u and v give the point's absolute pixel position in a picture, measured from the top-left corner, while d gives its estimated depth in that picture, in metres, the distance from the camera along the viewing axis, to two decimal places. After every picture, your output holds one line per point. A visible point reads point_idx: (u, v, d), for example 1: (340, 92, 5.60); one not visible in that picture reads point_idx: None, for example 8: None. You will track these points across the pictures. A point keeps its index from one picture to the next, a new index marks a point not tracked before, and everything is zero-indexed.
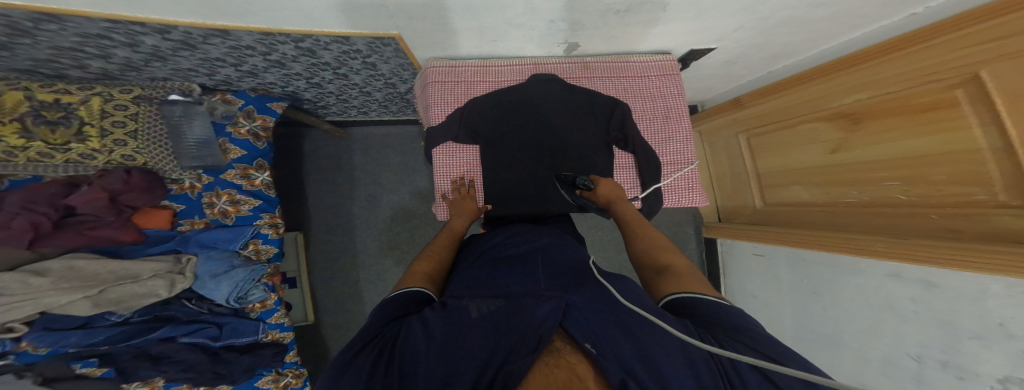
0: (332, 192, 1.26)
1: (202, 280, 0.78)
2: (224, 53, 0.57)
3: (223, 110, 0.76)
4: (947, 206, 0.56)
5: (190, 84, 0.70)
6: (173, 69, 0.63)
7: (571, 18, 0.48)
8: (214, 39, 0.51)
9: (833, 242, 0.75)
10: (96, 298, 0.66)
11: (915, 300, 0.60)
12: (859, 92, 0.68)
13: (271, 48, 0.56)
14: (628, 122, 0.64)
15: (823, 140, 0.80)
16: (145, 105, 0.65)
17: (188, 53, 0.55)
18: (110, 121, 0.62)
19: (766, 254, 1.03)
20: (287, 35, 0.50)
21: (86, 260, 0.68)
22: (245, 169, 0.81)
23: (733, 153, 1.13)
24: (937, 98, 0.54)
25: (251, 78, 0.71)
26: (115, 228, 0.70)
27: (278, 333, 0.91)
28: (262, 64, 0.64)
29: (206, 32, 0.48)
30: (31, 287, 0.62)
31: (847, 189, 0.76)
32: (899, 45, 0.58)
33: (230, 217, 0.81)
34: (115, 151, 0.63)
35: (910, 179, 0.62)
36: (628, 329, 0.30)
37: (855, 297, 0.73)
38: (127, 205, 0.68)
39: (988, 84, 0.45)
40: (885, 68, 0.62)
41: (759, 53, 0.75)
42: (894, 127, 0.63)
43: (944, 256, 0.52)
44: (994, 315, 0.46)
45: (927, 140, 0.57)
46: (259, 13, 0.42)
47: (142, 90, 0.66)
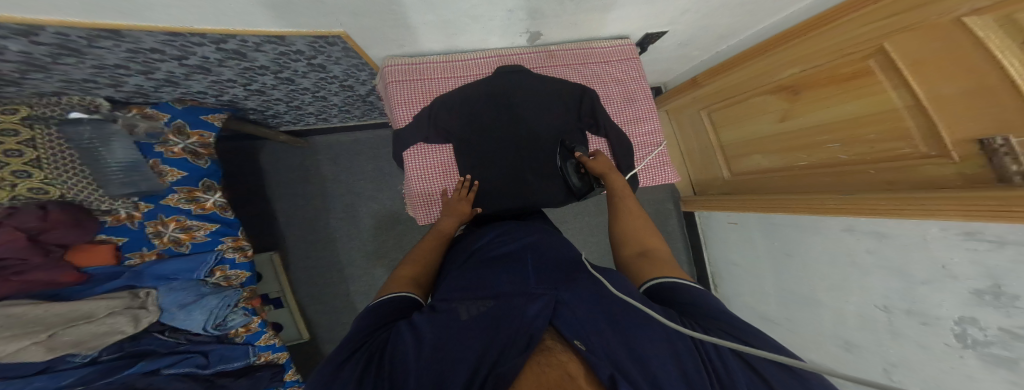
0: (303, 206, 1.18)
1: (170, 312, 0.72)
2: (125, 58, 0.49)
3: (145, 127, 0.68)
4: (880, 162, 0.62)
5: (93, 98, 0.62)
6: (63, 80, 0.54)
7: (527, 7, 0.48)
8: (105, 42, 0.44)
9: (794, 204, 0.81)
10: (49, 342, 0.58)
11: (871, 251, 0.67)
12: (793, 67, 0.73)
13: (185, 51, 0.50)
14: (598, 110, 0.66)
15: (772, 111, 0.84)
16: (40, 128, 0.55)
17: (75, 59, 0.47)
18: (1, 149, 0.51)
19: (739, 222, 1.10)
20: (202, 35, 0.45)
21: (21, 306, 0.57)
22: (190, 191, 0.74)
23: (698, 129, 1.18)
24: (853, 69, 0.60)
25: (171, 87, 0.64)
26: (49, 270, 0.59)
27: (270, 355, 0.88)
28: (180, 71, 0.57)
29: (90, 33, 0.40)
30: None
31: (798, 153, 0.82)
32: (816, 24, 0.63)
33: (186, 245, 0.74)
34: (19, 184, 0.54)
35: (848, 140, 0.68)
36: (617, 323, 0.31)
37: (821, 254, 0.80)
38: (54, 244, 0.58)
39: (893, 55, 0.51)
40: (808, 45, 0.67)
41: (708, 34, 0.78)
42: (827, 96, 0.68)
43: (890, 206, 0.57)
44: (939, 259, 0.54)
45: (857, 104, 0.62)
46: (159, 10, 0.36)
47: (30, 108, 0.55)
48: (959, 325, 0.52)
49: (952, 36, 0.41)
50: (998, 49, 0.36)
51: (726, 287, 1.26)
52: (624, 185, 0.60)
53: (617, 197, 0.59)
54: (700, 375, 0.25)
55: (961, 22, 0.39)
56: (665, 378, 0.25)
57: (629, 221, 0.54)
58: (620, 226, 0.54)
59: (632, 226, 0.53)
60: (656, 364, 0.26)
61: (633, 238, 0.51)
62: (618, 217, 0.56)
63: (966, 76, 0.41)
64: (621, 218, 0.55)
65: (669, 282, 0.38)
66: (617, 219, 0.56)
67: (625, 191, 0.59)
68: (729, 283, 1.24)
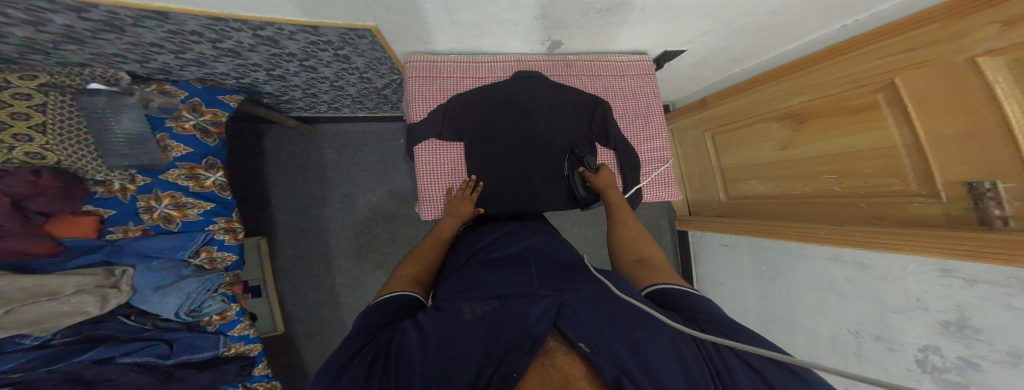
0: (301, 193, 1.17)
1: (144, 293, 0.69)
2: (162, 38, 0.50)
3: (161, 102, 0.68)
4: (871, 196, 0.65)
5: (115, 71, 0.63)
6: (94, 53, 0.54)
7: (553, 16, 0.49)
8: (148, 22, 0.44)
9: (785, 231, 0.84)
10: (3, 320, 0.53)
11: (851, 280, 0.69)
12: (801, 95, 0.76)
13: (222, 35, 0.51)
14: (610, 121, 0.67)
15: (775, 138, 0.87)
16: (54, 95, 0.56)
17: (114, 36, 0.47)
18: (10, 111, 0.52)
19: (731, 244, 1.12)
20: (242, 22, 0.46)
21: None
22: (191, 168, 0.73)
23: (700, 150, 1.21)
24: (860, 102, 0.63)
25: (196, 67, 0.64)
26: (22, 238, 0.55)
27: (242, 347, 0.85)
28: (211, 53, 0.57)
29: (137, 13, 0.41)
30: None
31: (794, 182, 0.84)
32: (836, 53, 0.66)
33: (175, 223, 0.72)
34: (16, 148, 0.53)
35: (844, 172, 0.70)
36: (617, 323, 0.31)
37: (806, 280, 0.81)
38: (36, 212, 0.56)
39: (902, 89, 0.54)
40: (823, 74, 0.69)
41: (724, 56, 0.81)
42: (830, 127, 0.71)
43: (877, 239, 0.59)
44: (914, 292, 0.56)
45: (859, 138, 0.65)
46: None
47: (48, 77, 0.57)
48: (922, 351, 0.54)
49: (965, 80, 0.44)
50: (1007, 100, 0.39)
51: None
52: (623, 201, 0.61)
53: (615, 211, 0.60)
54: (703, 376, 0.26)
55: (975, 61, 0.42)
56: (670, 381, 0.25)
57: (625, 230, 0.55)
58: (619, 236, 0.55)
59: (630, 235, 0.54)
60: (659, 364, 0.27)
61: (635, 251, 0.51)
62: (616, 226, 0.57)
63: (965, 119, 0.44)
64: (621, 227, 0.56)
65: (670, 289, 0.39)
66: (617, 229, 0.57)
67: (622, 204, 0.60)
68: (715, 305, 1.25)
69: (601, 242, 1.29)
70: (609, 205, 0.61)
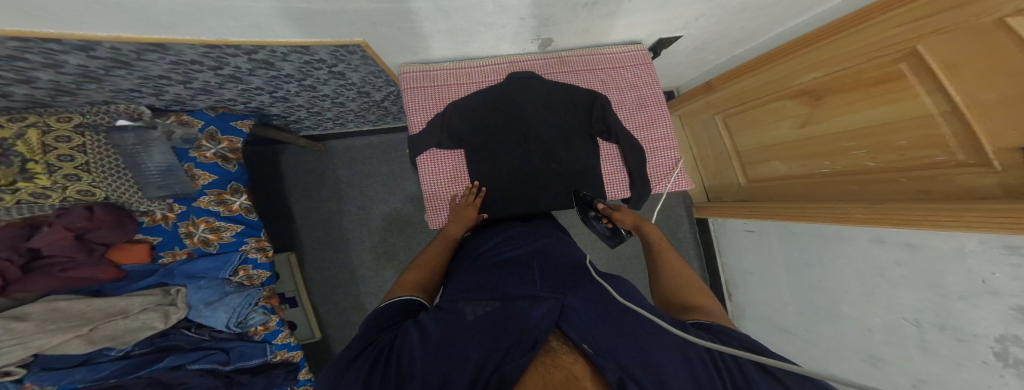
0: (319, 207, 1.22)
1: (197, 309, 0.75)
2: (167, 69, 0.53)
3: (181, 134, 0.72)
4: (914, 170, 0.59)
5: (137, 106, 0.66)
6: (113, 91, 0.58)
7: (540, 15, 0.48)
8: (151, 55, 0.47)
9: (812, 213, 0.79)
10: (88, 336, 0.62)
11: (900, 263, 0.63)
12: (815, 71, 0.71)
13: (220, 62, 0.53)
14: (609, 115, 0.64)
15: (792, 115, 0.81)
16: (90, 135, 0.61)
17: (124, 71, 0.51)
18: (55, 155, 0.57)
19: (756, 230, 1.06)
20: (236, 47, 0.48)
21: (68, 300, 0.62)
22: (219, 194, 0.77)
23: (713, 134, 1.15)
24: (884, 72, 0.57)
25: (205, 96, 0.68)
26: (89, 267, 0.64)
27: (286, 353, 0.89)
28: (215, 80, 0.61)
29: (137, 47, 0.44)
30: (13, 331, 0.56)
31: (821, 160, 0.78)
32: (849, 23, 0.60)
33: (213, 244, 0.78)
34: (69, 187, 0.60)
35: (875, 147, 0.64)
36: (624, 329, 0.30)
37: (846, 265, 0.76)
38: (98, 243, 0.64)
39: (926, 57, 0.49)
40: (838, 46, 0.64)
41: (725, 37, 0.76)
42: (852, 101, 0.65)
43: (921, 215, 0.54)
44: (977, 273, 0.50)
45: (884, 110, 0.60)
46: (193, 23, 0.39)
47: (83, 117, 0.60)
48: (999, 343, 0.48)
49: (995, 37, 0.39)
50: None
51: (740, 297, 1.20)
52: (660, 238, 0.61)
53: (656, 250, 0.58)
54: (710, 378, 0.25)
55: (1005, 22, 0.37)
56: (676, 380, 0.25)
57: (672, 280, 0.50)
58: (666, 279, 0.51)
59: (679, 282, 0.49)
60: (665, 360, 0.27)
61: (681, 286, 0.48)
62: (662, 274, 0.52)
63: (1006, 79, 0.39)
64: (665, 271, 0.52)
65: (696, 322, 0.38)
66: (660, 275, 0.52)
67: (663, 244, 0.59)
68: (743, 293, 1.19)
69: None
70: (648, 243, 0.60)
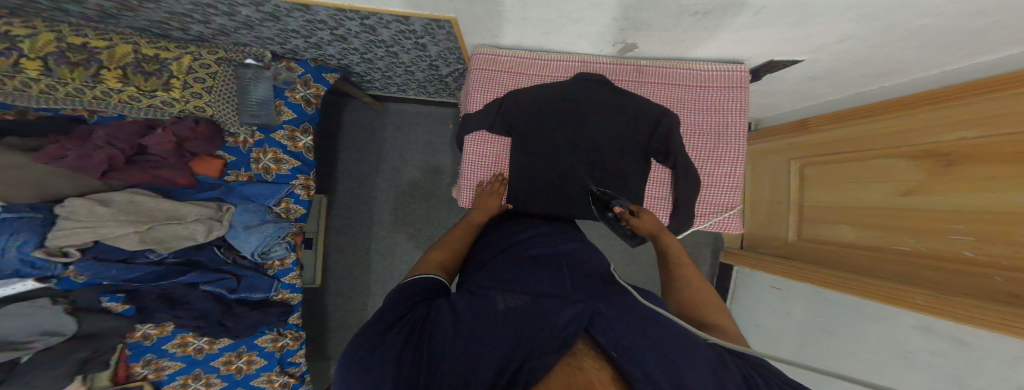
0: (360, 162, 1.30)
1: (235, 230, 0.81)
2: (301, 26, 0.60)
3: (285, 76, 0.80)
4: (1004, 269, 0.49)
5: (263, 50, 0.75)
6: (256, 37, 0.69)
7: (633, 18, 0.46)
8: (296, 13, 0.54)
9: (856, 286, 0.71)
10: (144, 234, 0.70)
11: (935, 353, 0.56)
12: (947, 135, 0.60)
13: (339, 24, 0.58)
14: (673, 139, 0.59)
15: (899, 179, 0.70)
16: (224, 66, 0.70)
17: (272, 23, 0.60)
18: (193, 76, 0.67)
19: (784, 288, 0.98)
20: (357, 12, 0.52)
21: (145, 197, 0.73)
22: (292, 131, 0.85)
23: (779, 182, 1.05)
24: (1017, 149, 0.48)
25: (315, 49, 0.74)
26: (174, 170, 0.74)
27: (288, 294, 0.96)
28: (328, 38, 0.67)
29: (290, 6, 0.52)
30: (95, 215, 0.66)
31: (905, 236, 0.67)
32: (981, 88, 0.53)
33: (271, 174, 0.86)
34: (191, 102, 0.68)
35: (987, 236, 0.52)
36: (658, 344, 0.29)
37: (868, 341, 0.69)
38: (189, 151, 0.75)
39: None
40: (972, 110, 0.56)
41: (864, 69, 0.66)
42: (987, 175, 0.53)
43: (992, 318, 0.46)
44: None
45: (992, 197, 0.52)
46: None
47: (225, 53, 0.71)
48: None
49: None
50: None
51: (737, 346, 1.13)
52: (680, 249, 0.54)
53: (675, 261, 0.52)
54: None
55: None
56: None
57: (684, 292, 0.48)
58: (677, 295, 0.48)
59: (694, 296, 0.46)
60: (686, 368, 0.26)
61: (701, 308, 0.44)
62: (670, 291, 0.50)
63: None
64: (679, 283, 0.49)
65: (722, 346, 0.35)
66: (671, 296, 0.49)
67: (682, 256, 0.53)
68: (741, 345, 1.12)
69: (629, 258, 1.22)
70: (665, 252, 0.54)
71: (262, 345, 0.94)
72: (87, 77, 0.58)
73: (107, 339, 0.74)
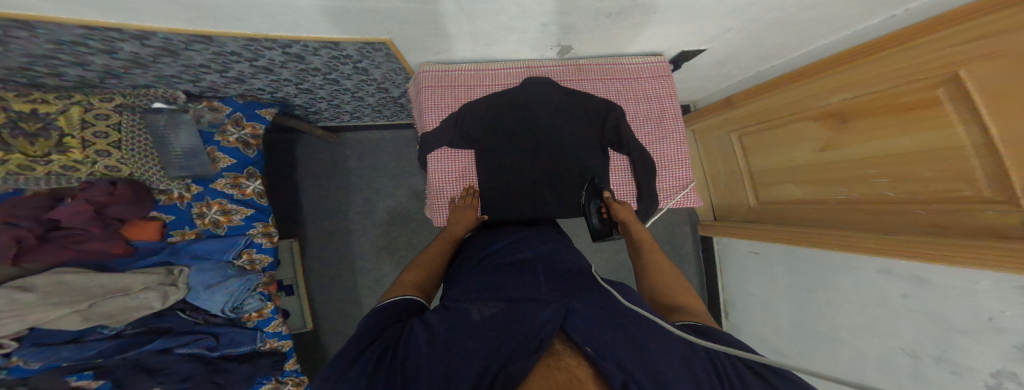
0: (327, 197, 1.24)
1: (197, 290, 0.76)
2: (208, 59, 0.56)
3: (210, 118, 0.75)
4: (931, 203, 0.57)
5: (174, 91, 0.69)
6: (155, 76, 0.61)
7: (563, 22, 0.49)
8: (197, 46, 0.50)
9: (817, 238, 0.79)
10: (86, 312, 0.62)
11: (905, 296, 0.61)
12: (845, 92, 0.69)
13: (256, 54, 0.55)
14: (623, 126, 0.64)
15: (813, 139, 0.80)
16: (127, 114, 0.64)
17: (170, 59, 0.54)
18: (92, 131, 0.60)
19: (761, 252, 1.03)
20: (274, 40, 0.50)
21: (73, 275, 0.64)
22: (235, 177, 0.79)
23: (726, 152, 1.14)
24: (919, 97, 0.55)
25: (238, 84, 0.70)
26: (103, 241, 0.66)
27: (276, 342, 0.88)
28: (249, 70, 0.63)
29: (187, 38, 0.47)
30: (17, 303, 0.56)
31: (837, 186, 0.76)
32: (879, 47, 0.60)
33: (222, 227, 0.80)
34: (98, 162, 0.62)
35: (897, 176, 0.62)
36: (628, 333, 0.30)
37: (848, 293, 0.74)
38: (114, 217, 0.66)
39: (972, 86, 0.46)
40: (870, 69, 0.63)
41: (749, 53, 0.75)
42: (882, 126, 0.63)
43: (940, 251, 0.52)
44: (984, 309, 0.48)
45: (912, 139, 0.58)
46: (242, 19, 0.42)
47: (124, 98, 0.64)
48: (994, 378, 0.46)
49: None
50: None
51: (737, 317, 1.17)
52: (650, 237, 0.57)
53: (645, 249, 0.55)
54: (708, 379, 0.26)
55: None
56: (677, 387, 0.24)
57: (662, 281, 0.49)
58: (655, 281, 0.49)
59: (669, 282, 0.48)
60: (664, 362, 0.27)
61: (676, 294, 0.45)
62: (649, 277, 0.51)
63: None
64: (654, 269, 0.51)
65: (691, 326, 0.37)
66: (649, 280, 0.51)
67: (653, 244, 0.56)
68: (740, 315, 1.16)
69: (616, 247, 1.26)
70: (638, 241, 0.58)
71: None
72: None
73: None
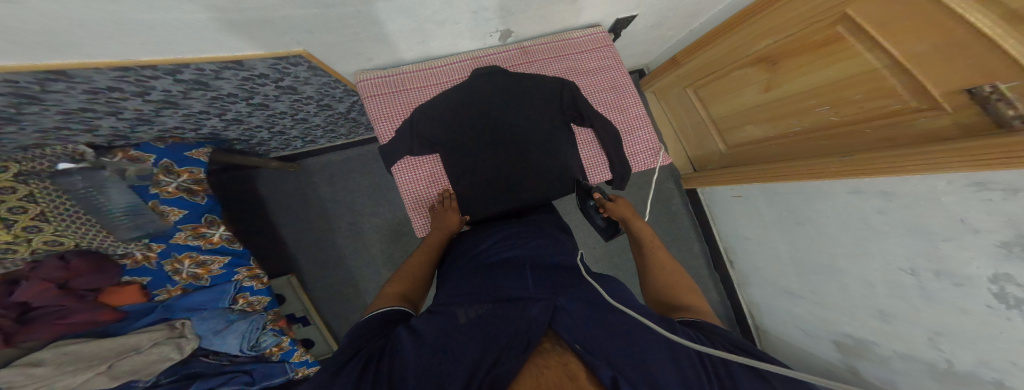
0: (308, 227, 1.19)
1: (208, 338, 0.74)
2: (85, 100, 0.49)
3: (134, 171, 0.68)
4: (876, 120, 0.60)
5: (76, 145, 0.63)
6: (39, 131, 0.55)
7: (492, 6, 0.48)
8: (58, 85, 0.42)
9: (783, 172, 0.82)
10: (109, 372, 0.60)
11: (882, 212, 0.63)
12: (765, 39, 0.74)
13: (144, 86, 0.50)
14: (579, 99, 0.64)
15: (755, 82, 0.84)
16: (35, 183, 0.57)
17: (38, 107, 0.47)
18: (7, 207, 0.54)
19: (743, 195, 1.06)
20: (155, 68, 0.45)
21: (76, 345, 0.61)
22: (195, 228, 0.74)
23: (687, 106, 1.17)
24: (825, 36, 0.61)
25: (145, 126, 0.65)
26: (86, 311, 0.63)
27: (306, 369, 0.90)
28: (149, 107, 0.58)
29: (39, 78, 0.40)
30: (33, 377, 0.54)
31: (790, 120, 0.79)
32: None
33: (204, 278, 0.76)
34: (34, 239, 0.58)
35: (835, 102, 0.66)
36: (613, 329, 0.31)
37: (832, 220, 0.76)
38: (84, 289, 0.63)
39: (858, 20, 0.53)
40: (780, 15, 0.68)
41: (677, 14, 0.77)
42: (806, 63, 0.68)
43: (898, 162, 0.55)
44: (955, 213, 0.50)
45: (835, 69, 0.62)
46: (96, 43, 0.35)
47: (19, 165, 0.56)
48: (993, 283, 0.47)
49: None
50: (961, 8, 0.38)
51: (742, 264, 1.20)
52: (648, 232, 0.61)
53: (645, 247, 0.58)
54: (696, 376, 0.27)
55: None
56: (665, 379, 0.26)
57: (664, 277, 0.51)
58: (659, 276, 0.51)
59: (671, 279, 0.50)
60: (654, 358, 0.28)
61: (681, 291, 0.47)
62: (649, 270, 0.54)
63: (937, 35, 0.43)
64: (656, 266, 0.53)
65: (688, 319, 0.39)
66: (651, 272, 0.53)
67: (654, 241, 0.59)
68: (744, 259, 1.18)
69: None
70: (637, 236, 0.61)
71: None
72: None
73: None
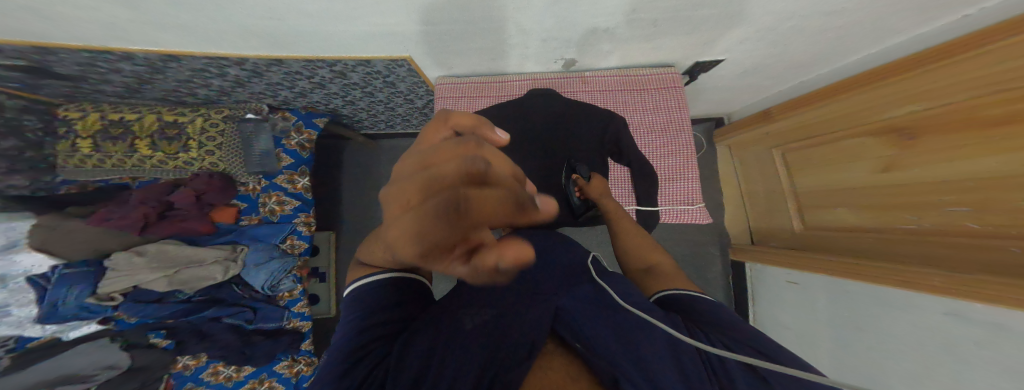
0: (361, 197, 1.38)
1: (247, 268, 0.89)
2: (281, 78, 0.70)
3: (281, 126, 0.90)
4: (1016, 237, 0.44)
5: (259, 103, 0.85)
6: (249, 94, 0.77)
7: (560, 37, 0.51)
8: (274, 67, 0.64)
9: (861, 271, 0.68)
10: (172, 277, 0.79)
11: (977, 343, 0.45)
12: (908, 104, 0.60)
13: (313, 73, 0.67)
14: (622, 135, 0.62)
15: (873, 156, 0.69)
16: (229, 124, 0.81)
17: (257, 79, 0.69)
18: (205, 135, 0.78)
19: (800, 282, 0.87)
20: (323, 61, 0.60)
21: (173, 246, 0.83)
22: (291, 174, 0.93)
23: (766, 168, 1.03)
24: (974, 115, 0.48)
25: (302, 98, 0.84)
26: (196, 220, 0.85)
27: (298, 322, 0.98)
28: (309, 86, 0.76)
29: (267, 62, 0.60)
30: (131, 264, 0.76)
31: (902, 213, 0.63)
32: (941, 54, 0.51)
33: (276, 215, 0.94)
34: (204, 159, 0.79)
35: (979, 204, 0.49)
36: (620, 330, 0.28)
37: (905, 335, 0.57)
38: (207, 203, 0.85)
39: None
40: (932, 79, 0.54)
41: (781, 62, 0.70)
42: (940, 148, 0.55)
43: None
44: None
45: (971, 164, 0.50)
46: (301, 44, 0.52)
47: (229, 110, 0.82)
48: None
49: None
50: None
51: None
52: (621, 210, 0.57)
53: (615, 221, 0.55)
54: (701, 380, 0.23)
55: None
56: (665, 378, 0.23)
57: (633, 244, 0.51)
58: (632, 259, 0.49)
59: (637, 241, 0.51)
60: (648, 347, 0.26)
61: (645, 251, 0.49)
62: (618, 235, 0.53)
63: None
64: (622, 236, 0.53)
65: (673, 297, 0.37)
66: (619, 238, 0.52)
67: (623, 214, 0.56)
68: None
69: None
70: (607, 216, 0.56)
71: (279, 371, 0.96)
72: (126, 147, 0.72)
73: (153, 371, 0.82)
